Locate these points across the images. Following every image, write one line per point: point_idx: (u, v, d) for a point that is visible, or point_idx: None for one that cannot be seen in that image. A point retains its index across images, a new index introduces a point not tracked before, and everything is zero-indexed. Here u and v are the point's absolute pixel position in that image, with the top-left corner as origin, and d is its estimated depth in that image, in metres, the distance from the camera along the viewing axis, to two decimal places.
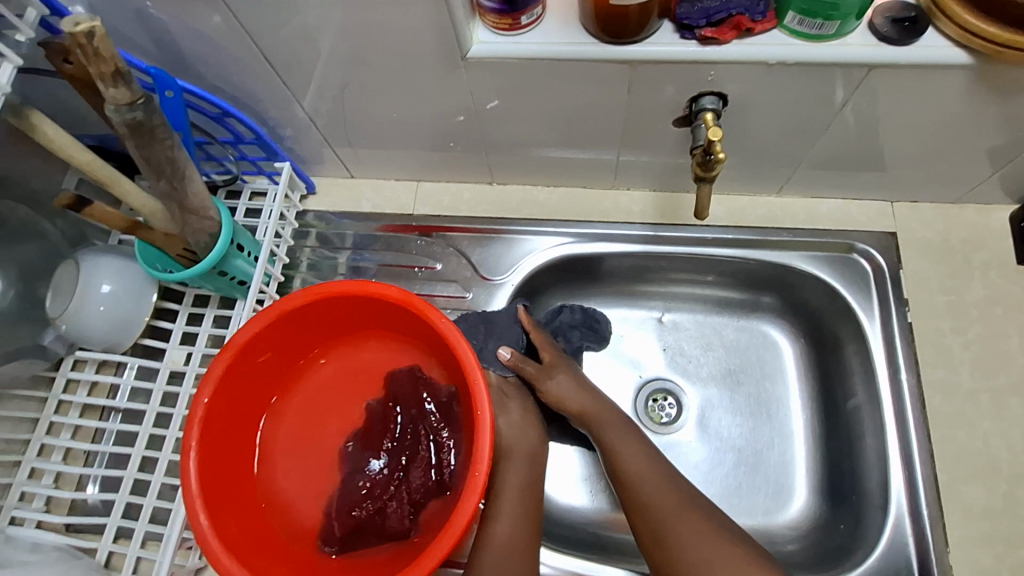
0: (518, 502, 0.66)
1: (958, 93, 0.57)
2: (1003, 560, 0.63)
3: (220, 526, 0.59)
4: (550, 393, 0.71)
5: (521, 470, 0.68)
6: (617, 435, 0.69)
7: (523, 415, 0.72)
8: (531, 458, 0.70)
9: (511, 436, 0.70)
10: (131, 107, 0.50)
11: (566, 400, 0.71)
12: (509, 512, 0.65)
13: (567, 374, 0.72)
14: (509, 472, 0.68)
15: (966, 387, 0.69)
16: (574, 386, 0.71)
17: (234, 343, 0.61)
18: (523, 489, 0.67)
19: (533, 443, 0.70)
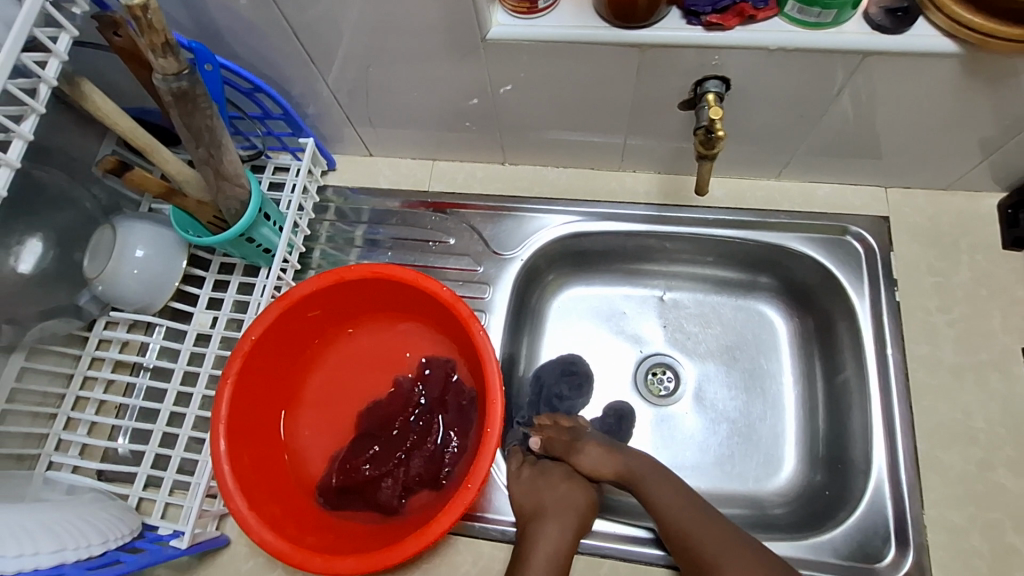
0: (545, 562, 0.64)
1: (948, 79, 0.60)
2: (977, 522, 0.67)
3: (235, 455, 0.65)
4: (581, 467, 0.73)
5: (553, 532, 0.66)
6: (656, 482, 0.70)
7: (571, 489, 0.70)
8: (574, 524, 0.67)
9: (547, 499, 0.69)
10: (177, 77, 0.54)
11: (601, 471, 0.72)
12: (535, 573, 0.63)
13: (597, 446, 0.74)
14: (546, 528, 0.66)
15: (949, 362, 0.73)
16: (607, 453, 0.73)
17: (292, 295, 0.69)
18: (554, 551, 0.65)
19: (578, 511, 0.69)
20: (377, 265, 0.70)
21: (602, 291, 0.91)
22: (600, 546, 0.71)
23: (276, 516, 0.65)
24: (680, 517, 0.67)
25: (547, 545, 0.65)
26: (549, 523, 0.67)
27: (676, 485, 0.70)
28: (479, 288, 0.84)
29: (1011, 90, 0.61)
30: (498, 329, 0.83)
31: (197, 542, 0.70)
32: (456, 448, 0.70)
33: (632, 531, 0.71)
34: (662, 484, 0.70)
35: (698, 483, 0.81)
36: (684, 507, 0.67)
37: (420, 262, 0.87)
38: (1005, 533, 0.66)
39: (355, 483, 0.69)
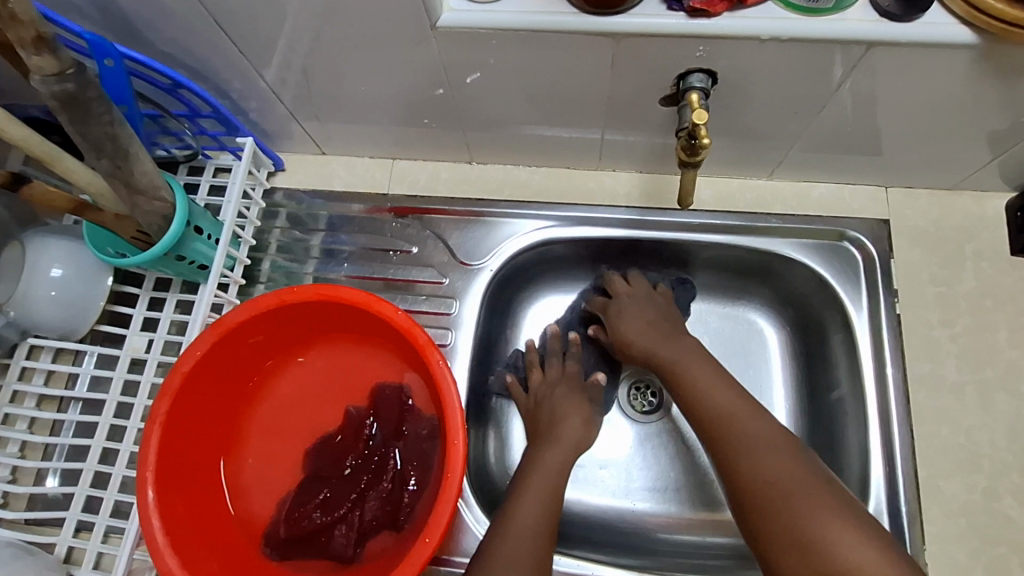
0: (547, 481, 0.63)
1: (963, 72, 0.53)
2: (980, 556, 0.63)
3: (167, 506, 0.59)
4: (630, 340, 0.71)
5: (555, 453, 0.66)
6: (709, 389, 0.63)
7: (565, 412, 0.70)
8: (574, 446, 0.68)
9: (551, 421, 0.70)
10: (60, 78, 0.45)
11: (637, 347, 0.71)
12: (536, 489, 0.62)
13: (635, 308, 0.73)
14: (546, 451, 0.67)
15: (952, 380, 0.68)
16: (660, 340, 0.69)
17: (227, 322, 0.61)
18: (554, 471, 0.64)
19: (578, 432, 0.69)
20: (323, 286, 0.62)
21: None
22: None
23: None
24: (756, 432, 0.58)
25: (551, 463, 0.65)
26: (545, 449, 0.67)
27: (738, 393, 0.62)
28: (444, 302, 0.76)
29: None
30: (465, 349, 0.75)
31: None
32: (415, 488, 0.64)
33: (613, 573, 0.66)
34: (717, 392, 0.62)
35: (679, 507, 0.76)
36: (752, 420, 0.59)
37: (380, 274, 0.79)
38: (1010, 568, 0.62)
39: (305, 533, 0.63)
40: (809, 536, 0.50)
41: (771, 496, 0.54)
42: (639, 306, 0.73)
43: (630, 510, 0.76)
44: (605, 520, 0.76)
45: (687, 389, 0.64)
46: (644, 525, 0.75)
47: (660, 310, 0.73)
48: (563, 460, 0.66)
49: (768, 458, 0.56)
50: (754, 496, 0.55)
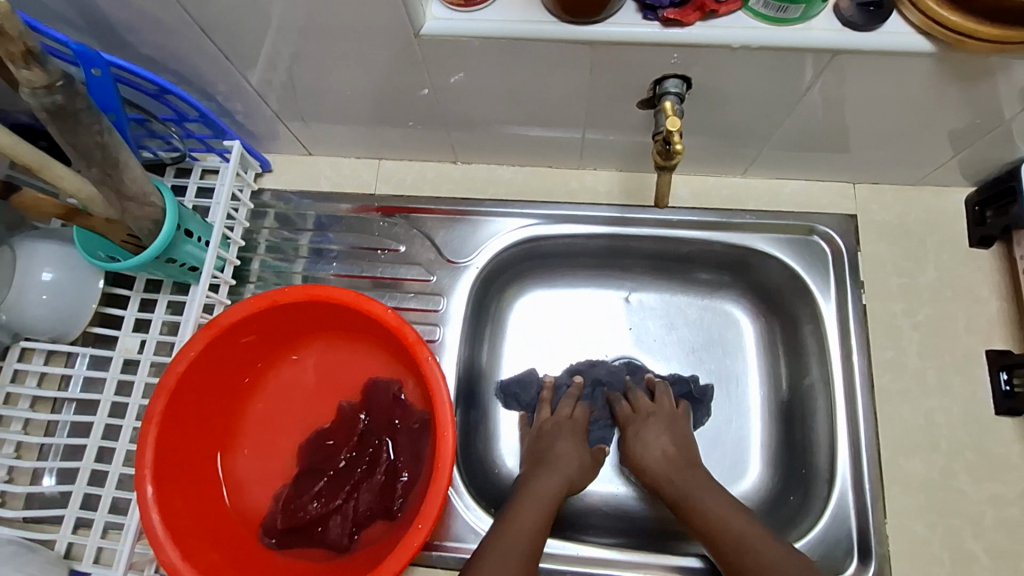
0: (539, 503, 0.65)
1: (921, 77, 0.56)
2: (937, 528, 0.67)
3: (165, 501, 0.61)
4: (642, 467, 0.72)
5: (552, 479, 0.69)
6: (719, 508, 0.63)
7: (561, 445, 0.73)
8: (565, 477, 0.69)
9: (553, 454, 0.72)
10: (49, 91, 0.46)
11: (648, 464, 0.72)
12: (527, 506, 0.65)
13: (652, 430, 0.74)
14: (537, 476, 0.69)
15: (914, 366, 0.72)
16: (671, 470, 0.70)
17: (219, 323, 0.62)
18: (549, 497, 0.66)
19: (572, 467, 0.71)
20: (313, 286, 0.64)
21: (565, 294, 0.87)
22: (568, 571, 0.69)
23: (212, 564, 0.61)
24: (770, 556, 0.58)
25: (539, 487, 0.67)
26: (541, 473, 0.70)
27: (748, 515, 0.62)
28: (432, 299, 0.79)
29: (983, 89, 0.57)
30: (453, 344, 0.77)
31: None
32: (406, 479, 0.67)
33: (598, 553, 0.70)
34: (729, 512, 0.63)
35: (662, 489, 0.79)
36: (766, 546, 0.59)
37: (368, 272, 0.81)
38: (964, 539, 0.66)
39: (301, 523, 0.66)
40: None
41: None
42: (656, 418, 0.75)
43: (615, 494, 0.79)
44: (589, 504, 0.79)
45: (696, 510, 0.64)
46: (628, 508, 0.78)
47: (677, 435, 0.74)
48: (555, 485, 0.68)
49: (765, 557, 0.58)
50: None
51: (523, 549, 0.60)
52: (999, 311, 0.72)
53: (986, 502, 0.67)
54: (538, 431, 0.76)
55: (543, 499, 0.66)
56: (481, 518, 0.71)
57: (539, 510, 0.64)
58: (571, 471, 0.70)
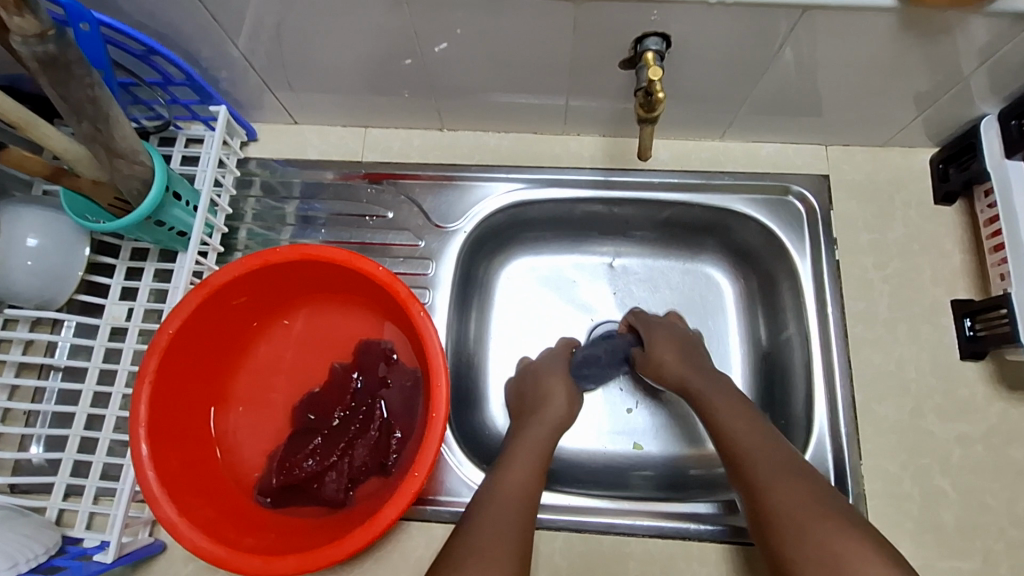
0: (531, 453, 0.66)
1: (888, 36, 0.59)
2: (908, 467, 0.71)
3: (160, 460, 0.61)
4: (660, 366, 0.73)
5: (541, 430, 0.69)
6: (731, 417, 0.64)
7: (554, 393, 0.74)
8: (556, 425, 0.71)
9: (542, 403, 0.73)
10: (40, 39, 0.47)
11: (666, 372, 0.73)
12: (520, 460, 0.65)
13: (664, 336, 0.76)
14: (528, 429, 0.70)
15: (885, 317, 0.76)
16: (694, 372, 0.71)
17: (211, 283, 0.63)
18: (542, 449, 0.67)
19: (561, 410, 0.72)
20: (304, 247, 0.65)
21: (551, 260, 0.89)
22: (560, 520, 0.71)
23: (210, 520, 0.62)
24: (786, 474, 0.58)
25: (528, 439, 0.68)
26: (532, 428, 0.70)
27: (761, 425, 0.63)
28: (421, 263, 0.80)
29: (945, 49, 0.60)
30: (443, 307, 0.79)
31: (125, 552, 0.67)
32: (401, 436, 0.69)
33: (587, 502, 0.72)
34: (740, 420, 0.64)
35: (649, 447, 0.82)
36: (775, 453, 0.60)
37: (357, 238, 0.82)
38: (933, 476, 0.70)
39: (297, 481, 0.67)
40: (842, 562, 0.50)
41: (800, 525, 0.54)
42: (671, 334, 0.76)
43: (603, 450, 0.82)
44: (579, 458, 0.81)
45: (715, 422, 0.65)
46: (613, 464, 0.81)
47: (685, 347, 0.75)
48: (547, 437, 0.69)
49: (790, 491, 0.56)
50: (781, 526, 0.55)
51: (512, 511, 0.59)
52: (962, 264, 0.76)
53: (953, 441, 0.71)
54: (524, 377, 0.77)
55: (538, 451, 0.67)
56: (474, 473, 0.73)
57: (535, 459, 0.65)
58: (559, 416, 0.71)
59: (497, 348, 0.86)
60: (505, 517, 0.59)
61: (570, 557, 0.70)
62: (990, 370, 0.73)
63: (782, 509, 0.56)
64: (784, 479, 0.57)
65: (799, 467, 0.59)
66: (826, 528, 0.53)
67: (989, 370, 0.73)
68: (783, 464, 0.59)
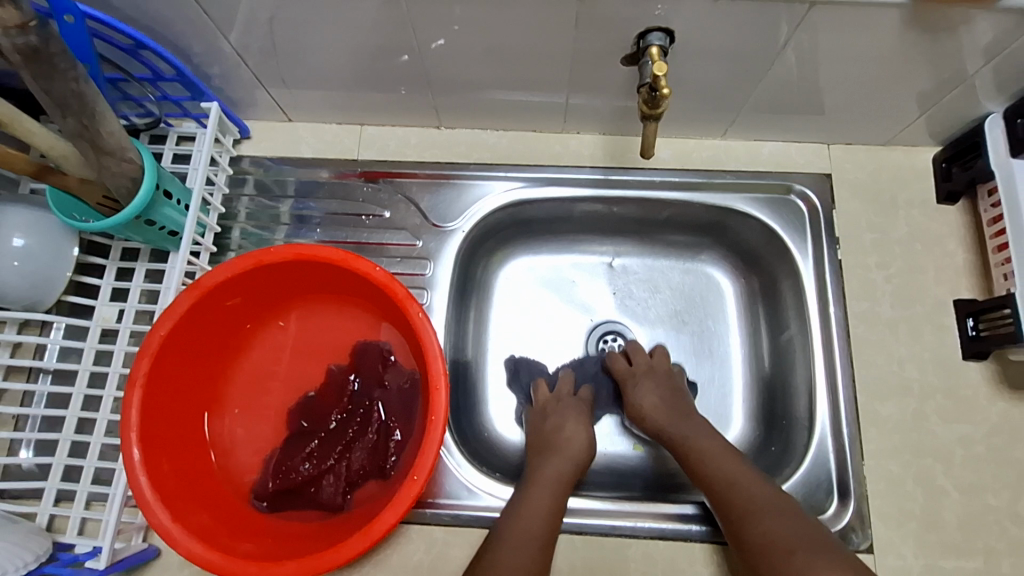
0: (549, 488, 0.66)
1: (894, 34, 0.58)
2: (911, 468, 0.70)
3: (152, 464, 0.60)
4: (644, 413, 0.73)
5: (559, 463, 0.68)
6: (714, 453, 0.65)
7: (570, 429, 0.72)
8: (575, 460, 0.69)
9: (560, 435, 0.72)
10: (22, 31, 0.45)
11: (648, 416, 0.73)
12: (538, 494, 0.65)
13: (650, 382, 0.76)
14: (547, 464, 0.69)
15: (887, 317, 0.75)
16: (674, 418, 0.71)
17: (204, 283, 0.62)
18: (559, 483, 0.67)
19: (579, 448, 0.70)
20: (300, 246, 0.63)
21: (550, 260, 0.88)
22: (561, 522, 0.70)
23: (204, 525, 0.61)
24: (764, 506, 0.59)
25: (548, 473, 0.68)
26: (551, 460, 0.69)
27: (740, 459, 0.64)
28: (418, 263, 0.79)
29: (951, 46, 0.59)
30: (441, 308, 0.78)
31: (118, 558, 0.65)
32: (399, 438, 0.67)
33: (589, 504, 0.71)
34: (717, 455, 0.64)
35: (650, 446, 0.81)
36: (751, 484, 0.61)
37: (353, 238, 0.80)
38: (937, 477, 0.70)
39: (293, 485, 0.66)
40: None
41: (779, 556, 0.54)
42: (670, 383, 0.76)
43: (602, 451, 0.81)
44: None
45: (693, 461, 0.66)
46: (613, 465, 0.80)
47: (671, 390, 0.75)
48: (566, 471, 0.68)
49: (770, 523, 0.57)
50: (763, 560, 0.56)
51: (533, 552, 0.60)
52: (965, 263, 0.76)
53: (956, 442, 0.71)
54: (541, 412, 0.76)
55: (557, 484, 0.66)
56: (473, 476, 0.72)
57: (552, 494, 0.65)
58: (576, 451, 0.70)
59: (496, 349, 0.85)
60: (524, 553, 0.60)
61: (572, 561, 0.69)
62: (993, 370, 0.72)
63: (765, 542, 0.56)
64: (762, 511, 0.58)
65: (777, 496, 0.60)
66: (807, 555, 0.53)
67: (991, 370, 0.72)
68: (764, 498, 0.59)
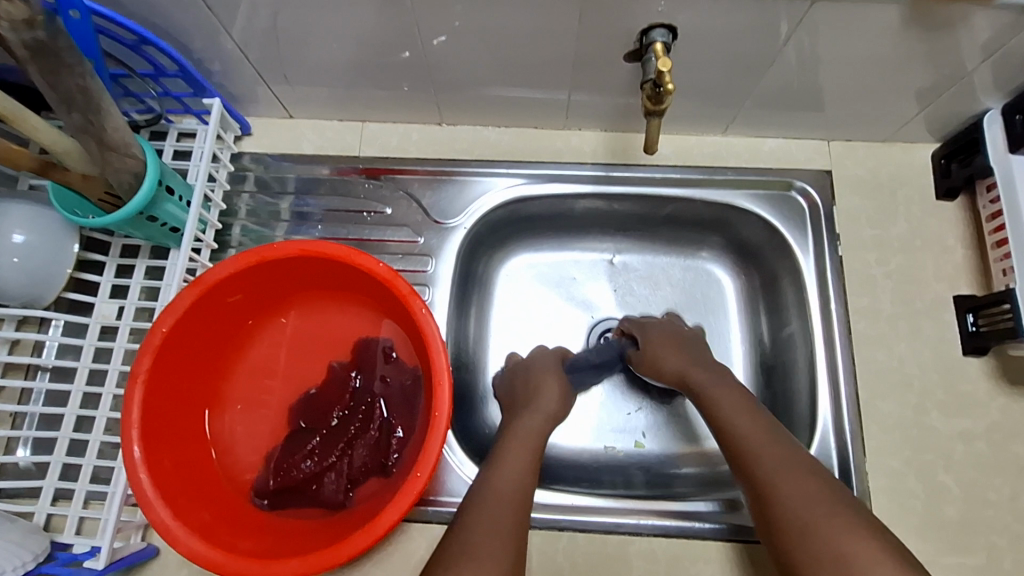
0: (525, 443, 0.64)
1: (895, 31, 0.58)
2: (912, 463, 0.71)
3: (153, 462, 0.60)
4: (659, 369, 0.72)
5: (534, 419, 0.67)
6: (732, 412, 0.62)
7: (546, 384, 0.72)
8: (550, 416, 0.69)
9: (532, 393, 0.71)
10: (29, 27, 0.46)
11: (665, 367, 0.71)
12: (514, 449, 0.64)
13: (662, 337, 0.74)
14: (524, 419, 0.68)
15: (888, 313, 0.75)
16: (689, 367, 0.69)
17: (206, 280, 0.61)
18: (534, 437, 0.66)
19: (554, 403, 0.70)
20: (303, 242, 0.63)
21: (551, 257, 0.88)
22: (563, 519, 0.70)
23: (205, 523, 0.60)
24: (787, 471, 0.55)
25: (523, 430, 0.66)
26: (523, 417, 0.68)
27: (762, 418, 0.61)
28: (420, 260, 0.79)
29: (952, 44, 0.60)
30: (443, 304, 0.78)
31: (118, 557, 0.65)
32: (401, 435, 0.67)
33: (591, 502, 0.71)
34: (742, 413, 0.62)
35: (650, 445, 0.81)
36: (777, 443, 0.58)
37: (354, 234, 0.80)
38: (937, 472, 0.70)
39: (295, 483, 0.65)
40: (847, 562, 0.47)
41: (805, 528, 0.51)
42: (668, 338, 0.74)
43: (603, 450, 0.81)
44: (578, 457, 0.80)
45: (715, 416, 0.63)
46: (612, 463, 0.80)
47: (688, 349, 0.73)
48: (541, 426, 0.67)
49: (793, 489, 0.54)
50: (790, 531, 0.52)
51: (511, 504, 0.57)
52: (964, 260, 0.76)
53: (956, 436, 0.71)
54: (521, 371, 0.76)
55: (533, 441, 0.65)
56: (475, 474, 0.72)
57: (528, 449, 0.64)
58: (553, 408, 0.70)
59: (497, 346, 0.85)
60: (502, 507, 0.57)
61: (574, 558, 0.69)
62: (992, 365, 0.73)
63: (789, 509, 0.53)
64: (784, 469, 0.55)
65: (804, 464, 0.56)
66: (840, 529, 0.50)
67: (990, 366, 0.73)
68: (792, 462, 0.56)
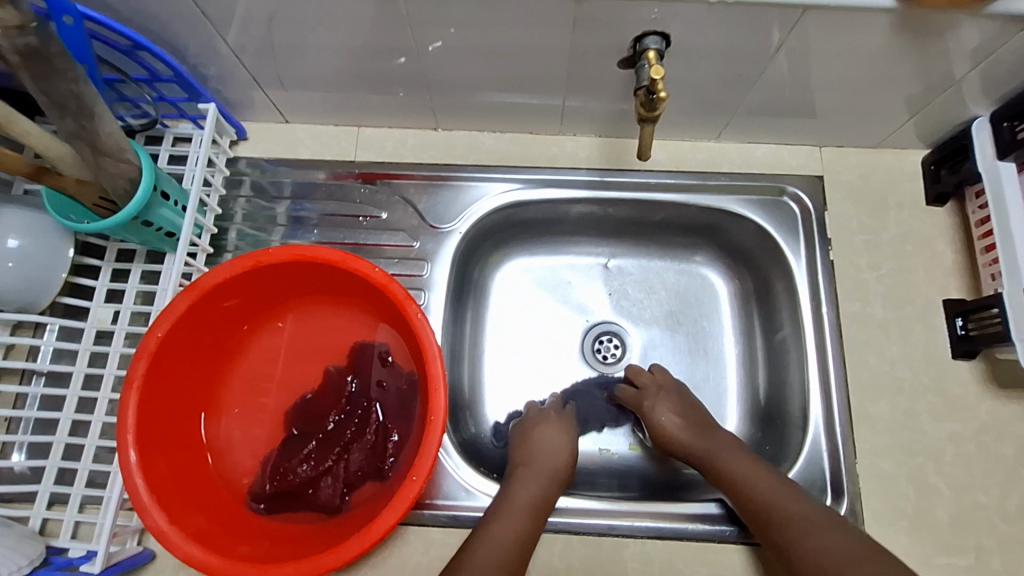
0: (524, 512, 0.64)
1: (884, 39, 0.59)
2: (903, 465, 0.71)
3: (149, 466, 0.60)
4: (663, 432, 0.73)
5: (536, 483, 0.68)
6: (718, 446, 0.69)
7: (552, 443, 0.72)
8: (554, 477, 0.69)
9: (537, 452, 0.71)
10: (21, 32, 0.46)
11: (665, 433, 0.73)
12: (512, 517, 0.64)
13: (664, 400, 0.75)
14: (523, 482, 0.68)
15: (879, 317, 0.76)
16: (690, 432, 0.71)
17: (202, 284, 0.61)
18: (533, 505, 0.65)
19: (559, 464, 0.70)
20: (298, 247, 0.63)
21: (547, 262, 0.89)
22: (559, 522, 0.70)
23: (201, 527, 0.60)
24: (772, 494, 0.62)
25: (523, 494, 0.66)
26: (524, 477, 0.68)
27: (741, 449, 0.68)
28: (416, 264, 0.79)
29: (940, 52, 0.61)
30: (439, 308, 0.78)
31: (113, 562, 0.65)
32: (397, 439, 0.67)
33: (587, 505, 0.71)
34: (752, 471, 0.65)
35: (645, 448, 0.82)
36: (762, 475, 0.64)
37: (350, 239, 0.81)
38: (927, 474, 0.71)
39: (292, 486, 0.66)
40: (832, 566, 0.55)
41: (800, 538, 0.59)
42: (672, 399, 0.75)
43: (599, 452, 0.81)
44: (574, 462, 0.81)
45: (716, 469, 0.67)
46: (607, 466, 0.81)
47: (685, 407, 0.74)
48: (542, 490, 0.67)
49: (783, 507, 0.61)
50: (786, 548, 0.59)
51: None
52: (954, 264, 0.77)
53: (946, 439, 0.72)
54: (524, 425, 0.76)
55: (533, 509, 0.65)
56: (471, 477, 0.72)
57: (525, 518, 0.64)
58: (557, 467, 0.70)
59: (492, 349, 0.85)
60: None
61: (570, 561, 0.70)
62: (981, 368, 0.74)
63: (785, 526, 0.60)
64: (800, 526, 0.59)
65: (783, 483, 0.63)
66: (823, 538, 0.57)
67: (980, 369, 0.74)
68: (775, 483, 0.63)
